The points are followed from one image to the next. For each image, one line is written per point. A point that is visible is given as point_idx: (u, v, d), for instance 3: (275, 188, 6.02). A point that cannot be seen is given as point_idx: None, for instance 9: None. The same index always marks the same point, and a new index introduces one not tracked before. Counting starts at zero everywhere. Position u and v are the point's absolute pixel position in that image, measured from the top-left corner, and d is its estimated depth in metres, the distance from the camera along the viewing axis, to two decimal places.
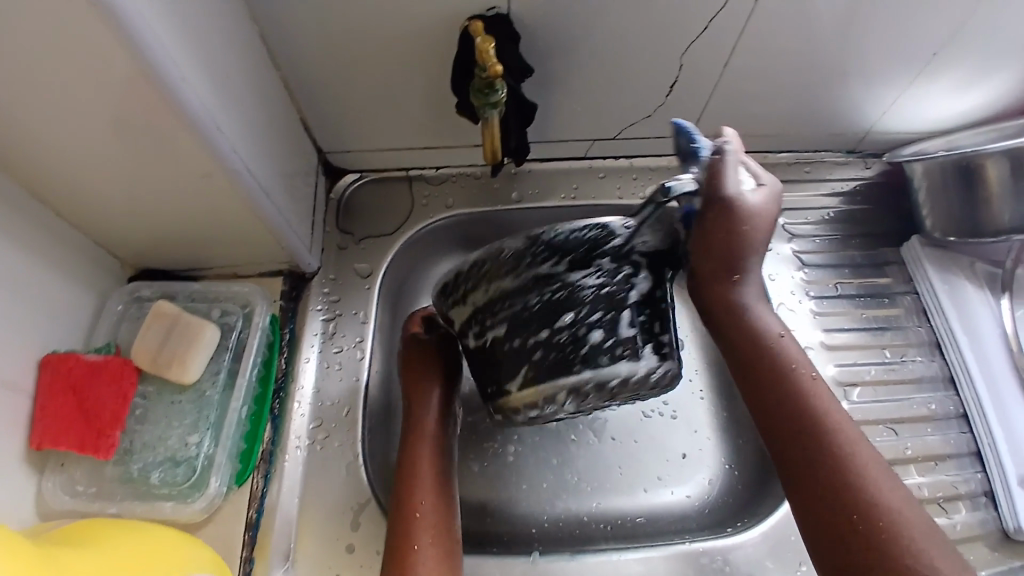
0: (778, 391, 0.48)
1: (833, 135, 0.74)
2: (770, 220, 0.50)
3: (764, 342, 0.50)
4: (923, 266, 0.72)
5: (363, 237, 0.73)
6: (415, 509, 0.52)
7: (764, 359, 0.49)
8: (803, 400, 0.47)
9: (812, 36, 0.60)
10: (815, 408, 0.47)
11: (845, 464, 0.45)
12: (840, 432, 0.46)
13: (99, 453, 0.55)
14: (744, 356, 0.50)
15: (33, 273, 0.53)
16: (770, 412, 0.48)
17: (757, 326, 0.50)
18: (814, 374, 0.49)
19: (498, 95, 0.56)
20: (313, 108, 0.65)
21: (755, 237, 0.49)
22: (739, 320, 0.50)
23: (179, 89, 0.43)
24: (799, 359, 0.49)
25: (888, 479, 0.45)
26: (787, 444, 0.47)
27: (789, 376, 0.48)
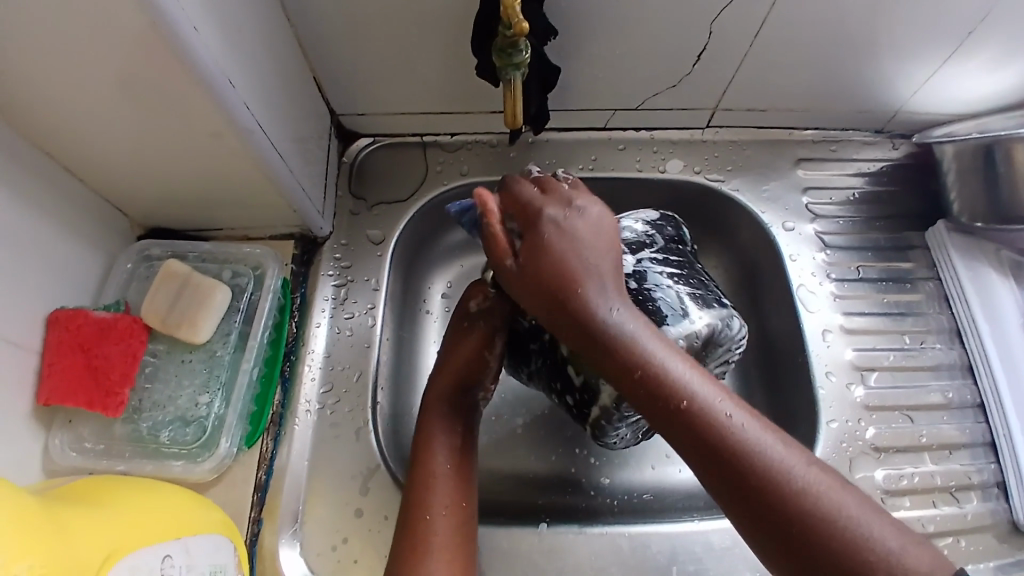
0: (699, 429, 0.42)
1: (863, 113, 0.72)
2: (561, 254, 0.47)
3: (667, 377, 0.43)
4: (948, 252, 0.71)
5: (376, 203, 0.71)
6: (433, 477, 0.52)
7: (672, 397, 0.43)
8: (729, 431, 0.41)
9: (846, 9, 0.57)
10: (745, 437, 0.41)
11: (798, 491, 0.39)
12: (778, 453, 0.41)
13: (109, 411, 0.54)
14: (650, 398, 0.43)
15: (41, 228, 0.52)
16: (695, 457, 0.42)
17: (651, 363, 0.44)
18: (727, 395, 0.43)
19: (521, 56, 0.53)
20: (327, 67, 0.63)
21: (568, 295, 0.46)
22: (630, 361, 0.44)
23: (190, 40, 0.41)
24: (704, 385, 0.43)
25: (843, 492, 0.40)
26: (730, 485, 0.40)
27: (705, 409, 0.42)
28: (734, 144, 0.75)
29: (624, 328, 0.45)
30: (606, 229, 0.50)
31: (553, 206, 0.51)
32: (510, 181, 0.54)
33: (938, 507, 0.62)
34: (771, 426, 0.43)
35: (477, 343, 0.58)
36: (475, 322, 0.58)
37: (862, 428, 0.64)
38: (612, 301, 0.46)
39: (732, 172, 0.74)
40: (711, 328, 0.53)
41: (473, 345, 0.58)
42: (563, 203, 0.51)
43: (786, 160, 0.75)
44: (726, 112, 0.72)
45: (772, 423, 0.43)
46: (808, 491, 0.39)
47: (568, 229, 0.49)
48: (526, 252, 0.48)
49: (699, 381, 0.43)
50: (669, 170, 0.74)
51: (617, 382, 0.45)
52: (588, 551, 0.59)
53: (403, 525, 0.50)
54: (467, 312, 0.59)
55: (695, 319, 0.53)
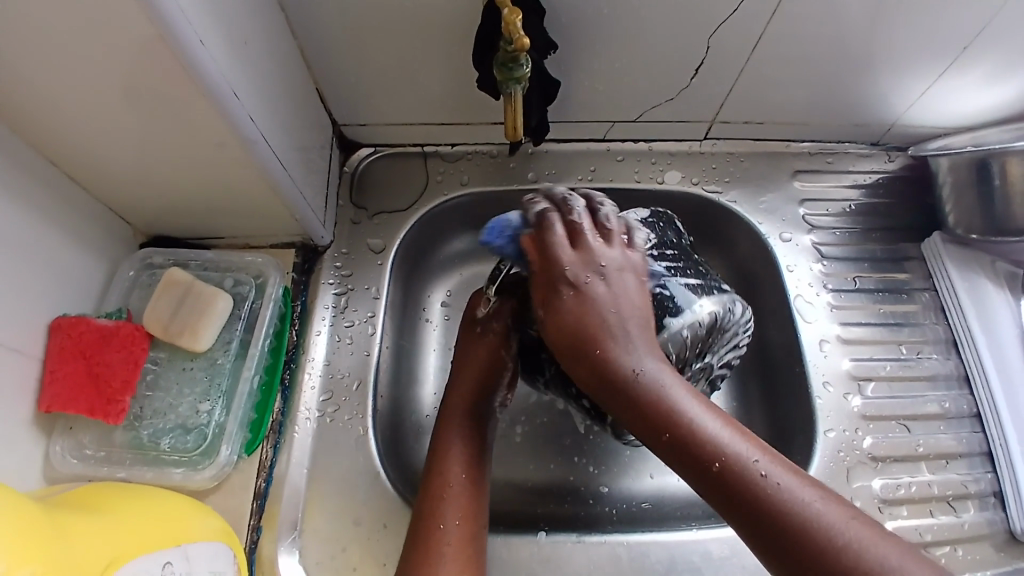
0: (733, 490, 0.41)
1: (859, 126, 0.73)
2: (581, 316, 0.47)
3: (696, 437, 0.43)
4: (943, 262, 0.71)
5: (377, 212, 0.72)
6: (445, 488, 0.52)
7: (703, 458, 0.42)
8: (764, 492, 0.40)
9: (842, 25, 0.58)
10: (780, 492, 0.40)
11: (842, 553, 0.37)
12: (819, 512, 0.39)
13: (110, 418, 0.54)
14: (681, 458, 0.43)
15: (46, 235, 0.53)
16: (732, 517, 0.41)
17: (678, 424, 0.43)
18: (762, 450, 0.42)
19: (522, 70, 0.54)
20: (330, 78, 0.64)
21: (593, 360, 0.46)
22: (660, 423, 0.44)
23: (197, 52, 0.42)
24: (735, 442, 0.42)
25: (894, 551, 0.37)
26: (771, 547, 0.39)
27: (737, 468, 0.41)
28: (731, 155, 0.76)
29: (652, 386, 0.45)
30: (632, 291, 0.49)
31: (573, 265, 0.49)
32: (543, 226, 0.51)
33: (935, 516, 0.62)
34: (813, 482, 0.41)
35: (493, 343, 0.59)
36: (488, 324, 0.59)
37: (859, 438, 0.65)
38: (640, 361, 0.46)
39: (730, 184, 0.75)
40: (711, 317, 0.55)
41: (490, 344, 0.59)
42: (583, 258, 0.50)
43: (783, 172, 0.76)
44: (724, 125, 0.73)
45: (813, 477, 0.41)
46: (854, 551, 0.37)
47: (587, 293, 0.48)
48: (559, 309, 0.48)
49: (733, 438, 0.43)
50: (667, 181, 0.74)
51: (649, 442, 0.45)
52: (586, 558, 0.60)
53: (414, 536, 0.51)
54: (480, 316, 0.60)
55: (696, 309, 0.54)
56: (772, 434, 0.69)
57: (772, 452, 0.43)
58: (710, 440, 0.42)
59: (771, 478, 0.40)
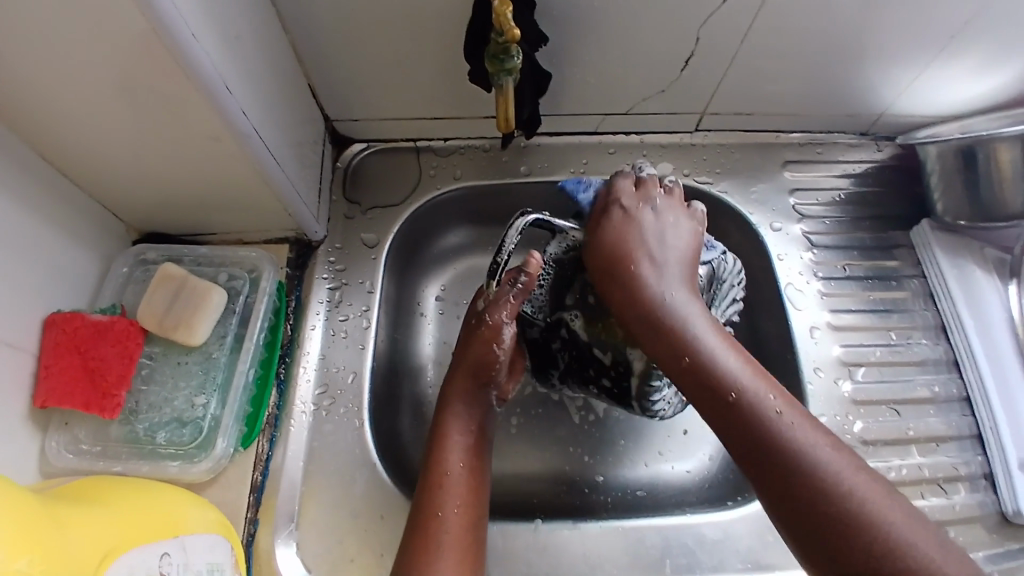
0: (745, 419, 0.44)
1: (848, 116, 0.74)
2: (626, 245, 0.53)
3: (716, 366, 0.46)
4: (932, 249, 0.72)
5: (370, 207, 0.72)
6: (444, 478, 0.53)
7: (720, 386, 0.45)
8: (773, 425, 0.43)
9: (829, 16, 0.59)
10: (791, 434, 0.43)
11: (838, 490, 0.41)
12: (822, 453, 0.42)
13: (105, 412, 0.55)
14: (699, 385, 0.46)
15: (39, 231, 0.53)
16: (739, 445, 0.44)
17: (700, 351, 0.47)
18: (780, 394, 0.45)
19: (513, 62, 0.54)
20: (322, 73, 0.64)
21: (629, 283, 0.51)
22: (684, 349, 0.47)
23: (190, 46, 0.42)
24: (752, 379, 0.46)
25: (886, 500, 0.41)
26: (772, 476, 0.42)
27: (751, 399, 0.44)
28: (721, 147, 0.76)
29: (680, 316, 0.49)
30: (681, 237, 0.54)
31: (631, 204, 0.56)
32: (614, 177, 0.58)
33: (926, 498, 0.63)
34: (820, 429, 0.44)
35: (489, 337, 0.57)
36: (483, 317, 0.57)
37: (850, 422, 0.65)
38: (672, 291, 0.50)
39: (720, 175, 0.75)
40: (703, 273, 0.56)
41: (484, 339, 0.57)
42: (639, 203, 0.56)
43: (773, 162, 0.76)
44: (714, 116, 0.73)
45: (824, 428, 0.45)
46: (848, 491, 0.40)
47: (635, 227, 0.54)
48: (609, 242, 0.54)
49: (753, 377, 0.46)
50: (658, 173, 0.75)
51: (669, 366, 0.48)
52: (581, 544, 0.60)
53: (413, 526, 0.51)
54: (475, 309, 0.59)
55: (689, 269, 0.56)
56: None
57: (785, 397, 0.46)
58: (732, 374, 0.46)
59: (782, 415, 0.44)
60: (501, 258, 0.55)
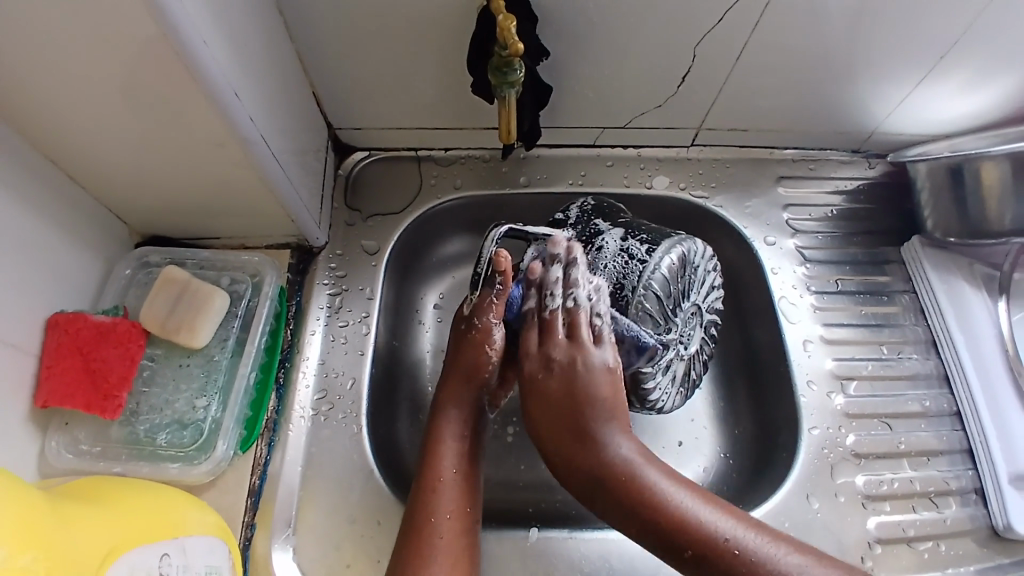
0: (715, 566, 0.45)
1: (840, 134, 0.75)
2: (548, 415, 0.51)
3: (671, 522, 0.46)
4: (923, 266, 0.73)
5: (371, 215, 0.73)
6: (438, 481, 0.53)
7: (681, 543, 0.45)
8: (740, 562, 0.44)
9: (822, 36, 0.61)
10: (757, 558, 0.44)
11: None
12: (798, 575, 0.44)
13: (106, 413, 0.55)
14: (660, 542, 0.46)
15: (43, 233, 0.53)
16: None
17: (651, 512, 0.46)
18: (730, 515, 0.47)
19: (515, 75, 0.56)
20: (326, 82, 0.65)
21: (562, 450, 0.49)
22: (635, 513, 0.47)
23: (200, 53, 0.43)
24: (710, 519, 0.46)
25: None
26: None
27: (712, 544, 0.45)
28: (717, 161, 0.78)
29: (623, 474, 0.47)
30: (599, 380, 0.51)
31: (536, 365, 0.53)
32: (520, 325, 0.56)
33: (918, 512, 0.64)
34: (785, 540, 0.46)
35: (479, 340, 0.58)
36: (472, 322, 0.59)
37: (843, 435, 0.66)
38: (609, 450, 0.48)
39: (716, 189, 0.77)
40: (672, 263, 0.59)
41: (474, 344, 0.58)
42: (544, 358, 0.53)
43: (767, 178, 0.78)
44: (710, 132, 0.75)
45: (772, 529, 0.47)
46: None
47: (545, 392, 0.51)
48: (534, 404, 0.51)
49: (701, 509, 0.47)
50: (655, 186, 0.76)
51: (624, 528, 0.48)
52: (577, 555, 0.60)
53: (408, 529, 0.51)
54: (463, 314, 0.60)
55: (656, 264, 0.58)
56: (759, 434, 0.70)
57: (742, 515, 0.47)
58: (683, 517, 0.46)
59: (750, 550, 0.45)
60: (479, 270, 0.59)
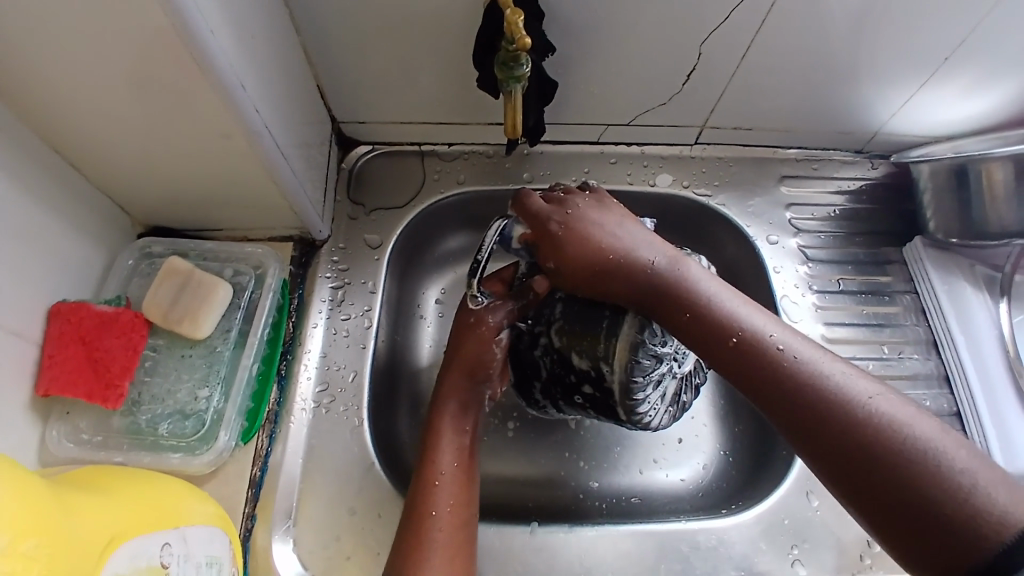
0: (754, 360, 0.45)
1: (843, 135, 0.75)
2: (587, 242, 0.53)
3: (717, 314, 0.47)
4: (925, 267, 0.73)
5: (374, 209, 0.73)
6: (436, 474, 0.53)
7: (725, 332, 0.46)
8: (780, 361, 0.44)
9: (828, 37, 0.61)
10: (799, 365, 0.43)
11: (852, 413, 0.40)
12: (841, 383, 0.42)
13: (109, 403, 0.55)
14: (701, 336, 0.47)
15: (46, 223, 0.53)
16: (755, 391, 0.45)
17: (701, 303, 0.48)
18: (784, 332, 0.46)
19: (522, 70, 0.55)
20: (331, 75, 0.65)
21: (605, 268, 0.52)
22: (681, 306, 0.48)
23: (208, 44, 0.43)
24: (758, 323, 0.46)
25: (915, 417, 0.40)
26: (791, 414, 0.42)
27: (755, 340, 0.45)
28: (721, 160, 0.78)
29: (669, 281, 0.49)
30: (625, 226, 0.54)
31: (558, 211, 0.56)
32: (551, 194, 0.58)
33: None
34: (836, 359, 0.44)
35: (488, 336, 0.58)
36: (481, 316, 0.59)
37: None
38: (655, 258, 0.51)
39: (718, 188, 0.77)
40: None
41: (486, 339, 0.58)
42: (569, 207, 0.56)
43: (770, 177, 0.78)
44: (714, 130, 0.75)
45: (835, 356, 0.45)
46: (868, 414, 0.40)
47: (576, 227, 0.54)
48: (562, 248, 0.54)
49: (754, 318, 0.47)
50: (659, 184, 0.76)
51: (671, 328, 0.49)
52: (576, 550, 0.60)
53: (408, 523, 0.51)
54: (470, 306, 0.60)
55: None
56: (757, 432, 0.70)
57: (795, 334, 0.46)
58: (730, 318, 0.47)
59: (796, 356, 0.44)
60: (479, 259, 0.57)
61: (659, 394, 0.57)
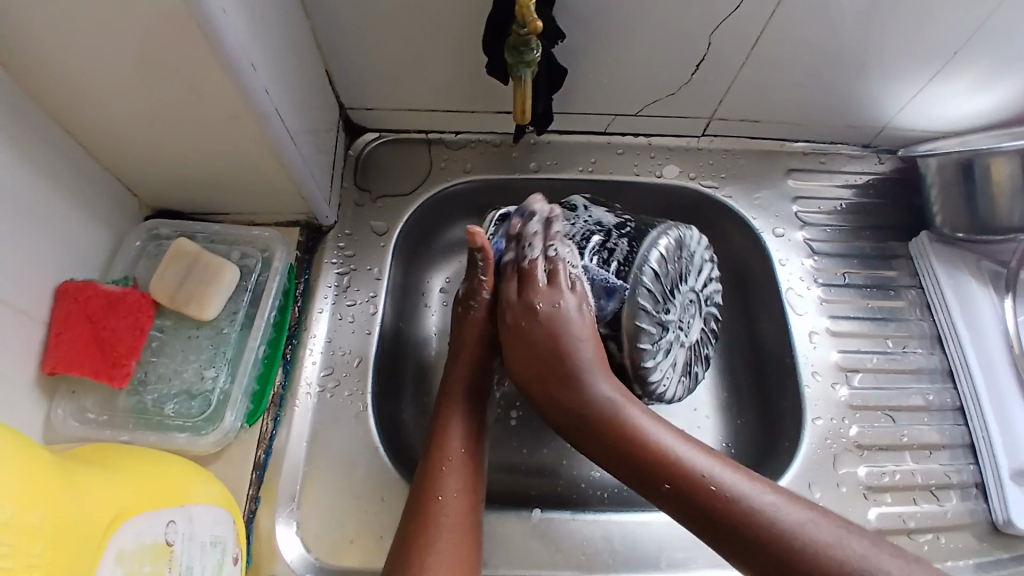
0: (691, 506, 0.44)
1: (852, 128, 0.75)
2: (534, 352, 0.52)
3: (650, 452, 0.46)
4: (930, 262, 0.73)
5: (380, 196, 0.73)
6: (445, 458, 0.53)
7: (659, 475, 0.45)
8: (713, 498, 0.43)
9: (838, 30, 0.61)
10: (733, 500, 0.43)
11: (791, 546, 0.40)
12: (776, 514, 0.42)
13: (114, 381, 0.55)
14: (637, 475, 0.46)
15: (54, 202, 0.53)
16: (697, 528, 0.44)
17: (634, 439, 0.47)
18: (716, 461, 0.46)
19: (532, 54, 0.55)
20: (340, 61, 0.65)
21: (548, 389, 0.51)
22: (614, 443, 0.47)
23: (219, 22, 0.43)
24: (689, 455, 0.46)
25: (849, 539, 0.40)
26: (737, 549, 0.42)
27: (688, 479, 0.45)
28: (728, 152, 0.78)
29: (604, 413, 0.48)
30: (576, 323, 0.53)
31: (515, 309, 0.55)
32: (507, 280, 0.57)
33: (918, 504, 0.64)
34: (768, 485, 0.44)
35: (480, 319, 0.59)
36: (467, 304, 0.60)
37: (846, 426, 0.67)
38: (590, 385, 0.50)
39: (725, 180, 0.77)
40: (669, 244, 0.59)
41: (477, 321, 0.59)
42: (525, 303, 0.54)
43: (777, 170, 0.78)
44: (722, 122, 0.74)
45: (766, 478, 0.45)
46: (803, 545, 0.40)
47: (529, 336, 0.53)
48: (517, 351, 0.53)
49: (687, 450, 0.46)
50: (665, 175, 0.76)
51: (608, 464, 0.48)
52: (579, 536, 0.61)
53: (415, 505, 0.51)
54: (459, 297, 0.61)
55: (651, 243, 0.58)
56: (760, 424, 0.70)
57: (727, 461, 0.46)
58: (663, 452, 0.46)
59: (728, 490, 0.43)
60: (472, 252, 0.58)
61: (670, 363, 0.58)
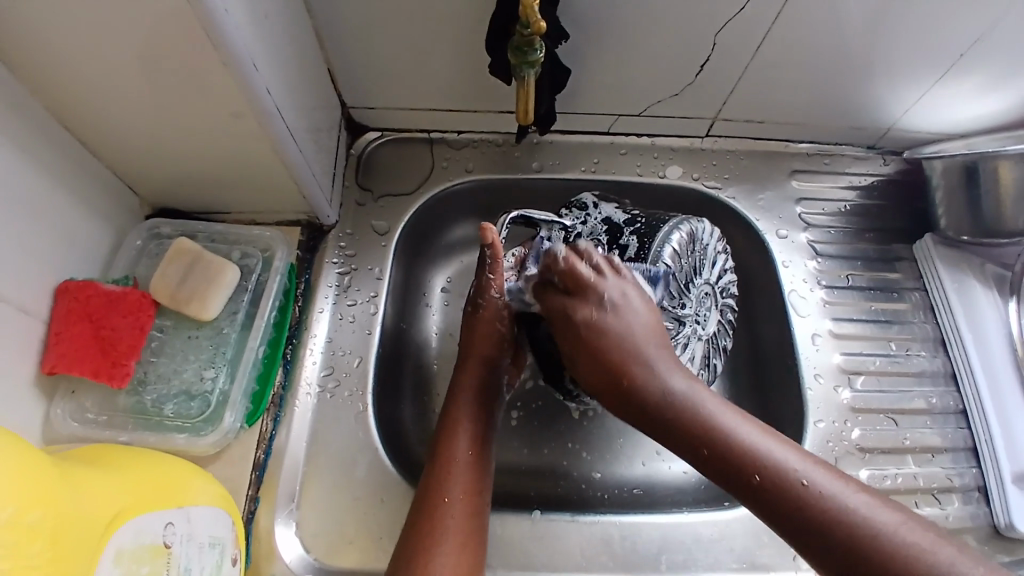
0: (778, 503, 0.42)
1: (857, 129, 0.75)
2: (603, 347, 0.48)
3: (734, 447, 0.44)
4: (934, 264, 0.73)
5: (382, 195, 0.73)
6: (451, 458, 0.53)
7: (746, 468, 0.43)
8: (803, 495, 0.42)
9: (844, 32, 0.60)
10: (822, 499, 0.41)
11: (883, 548, 0.39)
12: (867, 514, 0.40)
13: (114, 381, 0.55)
14: (721, 469, 0.44)
15: (54, 200, 0.53)
16: (782, 525, 0.42)
17: (717, 432, 0.45)
18: (802, 457, 0.44)
19: (536, 55, 0.55)
20: (343, 59, 0.65)
21: (620, 381, 0.48)
22: (696, 438, 0.45)
23: (223, 21, 0.43)
24: (774, 450, 0.44)
25: (939, 544, 0.39)
26: (823, 550, 0.40)
27: (777, 474, 0.42)
28: (732, 153, 0.77)
29: (685, 406, 0.46)
30: (644, 315, 0.50)
31: (576, 300, 0.50)
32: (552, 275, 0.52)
33: (920, 507, 0.64)
34: (856, 484, 0.43)
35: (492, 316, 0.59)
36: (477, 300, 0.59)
37: (848, 429, 0.67)
38: (666, 377, 0.47)
39: (728, 181, 0.76)
40: (681, 238, 0.57)
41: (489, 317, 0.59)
42: (587, 294, 0.50)
43: (781, 171, 0.77)
44: (726, 122, 0.74)
45: (853, 478, 0.43)
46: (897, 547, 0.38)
47: (608, 331, 0.49)
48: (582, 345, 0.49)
49: (773, 446, 0.44)
50: (668, 176, 0.76)
51: (688, 457, 0.46)
52: (579, 537, 0.61)
53: (418, 507, 0.51)
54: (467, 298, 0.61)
55: (666, 238, 0.57)
56: None
57: (812, 457, 0.44)
58: (748, 447, 0.44)
59: (818, 488, 0.42)
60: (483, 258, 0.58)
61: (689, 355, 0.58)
